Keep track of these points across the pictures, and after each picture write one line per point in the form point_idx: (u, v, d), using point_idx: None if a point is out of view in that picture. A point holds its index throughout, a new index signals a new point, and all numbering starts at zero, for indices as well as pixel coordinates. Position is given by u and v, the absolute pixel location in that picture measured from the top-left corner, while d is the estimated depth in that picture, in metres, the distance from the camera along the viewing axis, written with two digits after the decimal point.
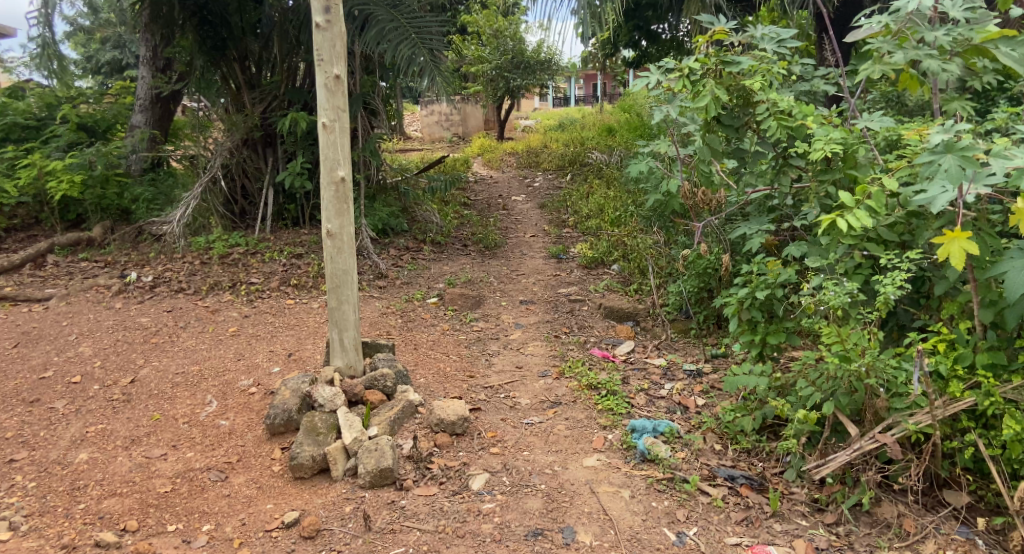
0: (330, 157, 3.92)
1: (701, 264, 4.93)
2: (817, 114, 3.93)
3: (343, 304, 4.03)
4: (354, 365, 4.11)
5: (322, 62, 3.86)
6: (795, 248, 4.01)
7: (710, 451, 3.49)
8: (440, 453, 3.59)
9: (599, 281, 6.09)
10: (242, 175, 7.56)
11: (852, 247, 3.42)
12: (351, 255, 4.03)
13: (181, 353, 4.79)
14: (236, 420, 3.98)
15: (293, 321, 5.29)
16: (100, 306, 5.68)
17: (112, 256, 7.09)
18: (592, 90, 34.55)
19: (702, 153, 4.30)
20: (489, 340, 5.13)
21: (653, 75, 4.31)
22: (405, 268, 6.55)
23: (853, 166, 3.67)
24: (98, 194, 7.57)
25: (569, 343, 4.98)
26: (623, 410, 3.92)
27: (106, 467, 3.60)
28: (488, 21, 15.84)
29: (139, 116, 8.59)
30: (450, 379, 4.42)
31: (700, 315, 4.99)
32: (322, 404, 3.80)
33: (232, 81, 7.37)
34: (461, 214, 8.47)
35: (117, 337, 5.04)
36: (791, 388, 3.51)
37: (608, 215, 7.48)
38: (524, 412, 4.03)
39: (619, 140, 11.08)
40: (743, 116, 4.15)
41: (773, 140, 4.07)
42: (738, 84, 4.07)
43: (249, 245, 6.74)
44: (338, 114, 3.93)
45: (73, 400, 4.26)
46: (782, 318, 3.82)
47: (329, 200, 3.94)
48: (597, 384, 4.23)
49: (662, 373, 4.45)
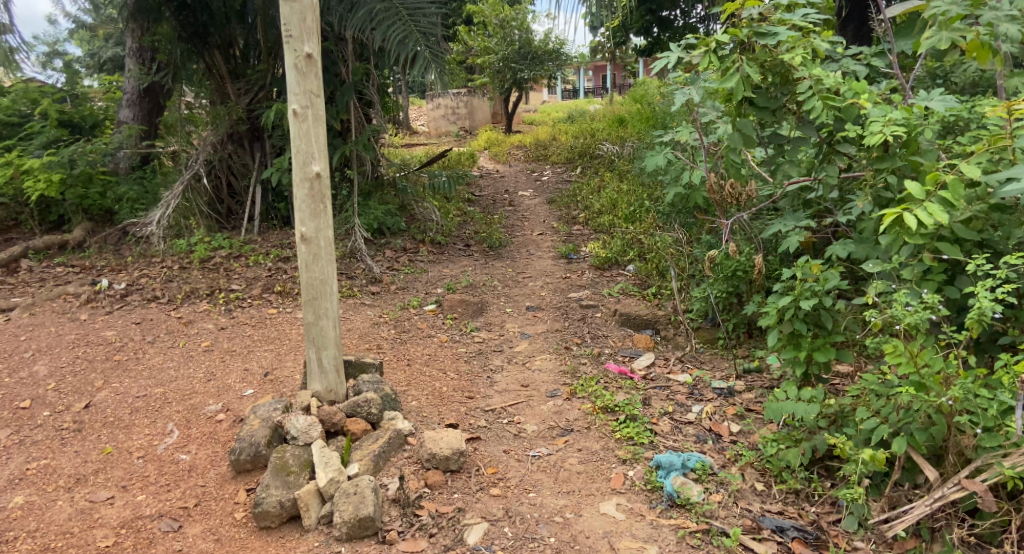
0: (303, 150, 3.38)
1: (730, 266, 4.35)
2: (869, 92, 3.35)
3: (321, 319, 3.50)
4: (335, 390, 3.57)
5: (291, 39, 3.32)
6: (842, 248, 3.48)
7: (750, 493, 2.95)
8: (431, 496, 3.07)
9: (614, 284, 5.52)
10: (228, 172, 7.07)
11: (920, 248, 2.85)
12: (329, 262, 3.50)
13: (146, 373, 4.26)
14: (198, 453, 3.46)
15: (274, 334, 4.76)
16: (64, 317, 5.17)
17: (90, 260, 6.58)
18: (602, 83, 33.95)
19: (731, 142, 3.67)
20: (492, 353, 4.60)
21: (673, 54, 3.72)
22: (401, 271, 6.02)
23: (916, 151, 3.10)
24: (79, 194, 7.08)
25: (581, 356, 4.42)
26: (645, 439, 3.37)
27: (42, 515, 3.10)
28: (494, 11, 15.28)
29: (127, 111, 8.12)
30: (445, 402, 3.88)
31: (729, 322, 4.40)
32: (294, 437, 3.27)
33: (217, 71, 6.87)
34: (463, 210, 7.91)
35: (77, 354, 4.53)
36: (848, 418, 2.95)
37: (621, 211, 6.90)
38: (530, 442, 3.49)
39: (631, 131, 10.48)
40: (780, 96, 3.54)
41: (817, 124, 3.48)
42: (775, 59, 3.46)
43: (233, 248, 6.22)
44: (310, 99, 3.38)
45: (18, 430, 3.75)
46: (831, 330, 3.26)
47: (303, 199, 3.41)
48: (614, 407, 3.68)
49: (688, 393, 3.89)
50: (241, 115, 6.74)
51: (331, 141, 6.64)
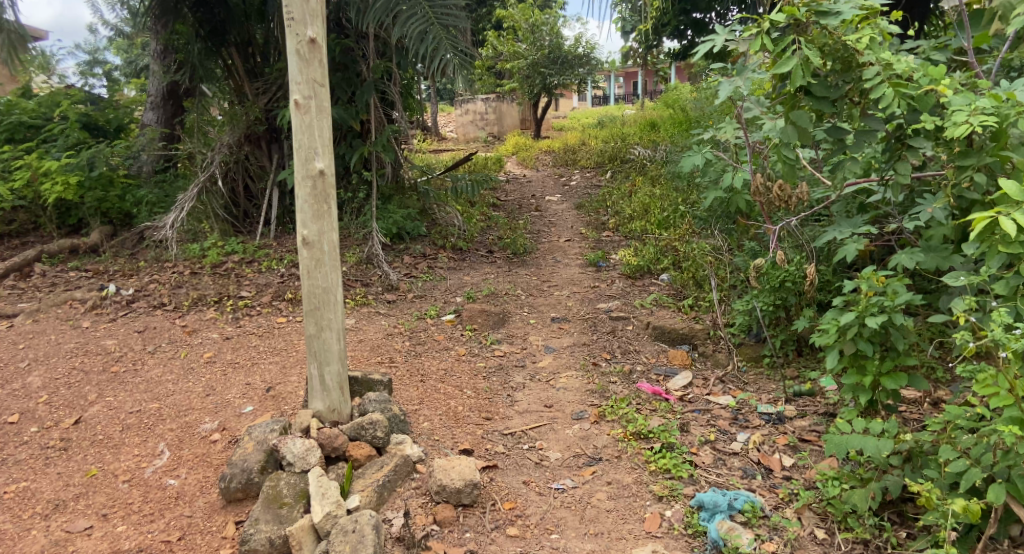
0: (306, 144, 3.05)
1: (778, 276, 3.92)
2: (949, 79, 2.93)
3: (324, 331, 3.16)
4: (338, 409, 3.23)
5: (293, 22, 2.99)
6: (909, 257, 3.17)
7: (809, 541, 2.59)
8: (440, 535, 2.74)
9: (646, 295, 5.11)
10: (245, 174, 6.78)
11: (1016, 259, 2.44)
12: (334, 269, 3.16)
13: (142, 386, 3.95)
14: (188, 478, 3.13)
15: (281, 345, 4.44)
16: (66, 325, 4.91)
17: (103, 263, 6.30)
18: (632, 89, 33.53)
19: (784, 136, 3.25)
20: (513, 368, 4.22)
21: (718, 37, 3.31)
22: (419, 278, 5.69)
23: (1006, 146, 2.69)
24: (98, 197, 6.85)
25: (610, 374, 4.02)
26: (683, 473, 2.99)
27: (13, 547, 2.80)
28: (524, 16, 15.00)
29: (151, 113, 7.91)
30: (460, 424, 3.52)
31: (776, 339, 3.97)
32: (290, 463, 2.94)
33: (236, 71, 6.61)
34: (487, 215, 7.58)
35: (73, 365, 4.25)
36: (926, 457, 2.53)
37: (654, 216, 6.48)
38: (553, 473, 3.13)
39: (664, 135, 10.07)
40: (842, 84, 3.11)
41: (886, 115, 3.05)
42: (838, 43, 3.04)
43: (246, 252, 5.91)
44: (314, 88, 3.05)
45: (2, 447, 3.45)
46: (902, 352, 2.85)
47: (305, 198, 3.08)
48: (648, 434, 3.29)
49: (731, 418, 3.48)
50: (259, 115, 6.47)
51: (351, 142, 6.36)
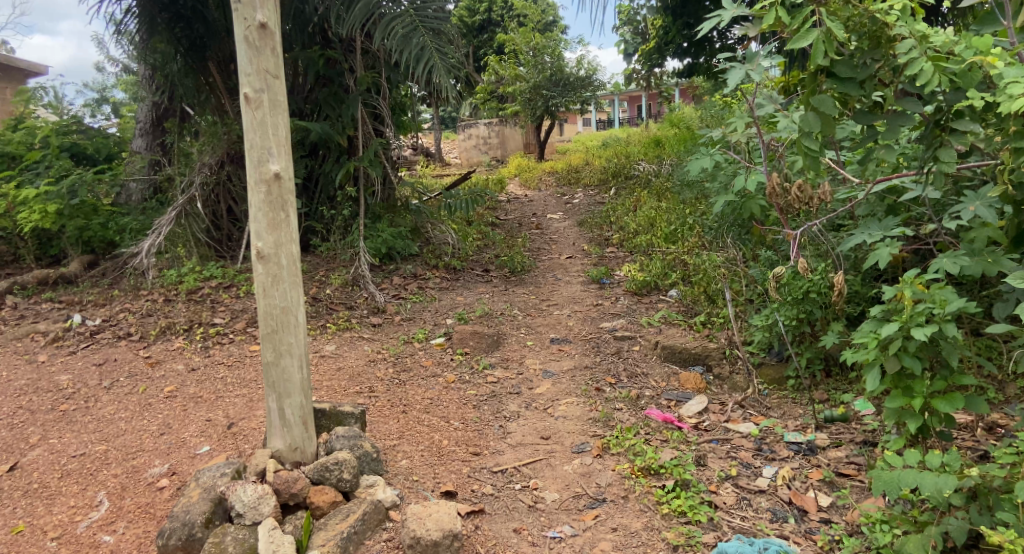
0: (258, 144, 2.67)
1: (801, 287, 3.46)
2: (999, 51, 2.51)
3: (282, 357, 2.75)
4: (300, 448, 2.81)
5: (241, 5, 2.63)
6: (953, 261, 2.74)
7: None
8: None
9: (654, 312, 4.68)
10: (227, 195, 6.42)
11: None
12: (293, 286, 2.75)
13: (91, 426, 3.54)
14: (126, 533, 2.70)
15: (250, 376, 4.03)
16: (22, 360, 4.53)
17: (76, 293, 5.94)
18: (635, 112, 33.37)
19: (805, 126, 2.82)
20: (506, 396, 3.79)
21: (726, 12, 2.90)
22: (408, 300, 5.28)
23: None
24: (77, 225, 6.43)
25: (616, 401, 3.57)
26: (701, 518, 2.54)
27: None
28: (525, 39, 14.74)
29: (139, 140, 7.49)
30: (443, 461, 3.09)
31: (801, 358, 3.53)
32: (240, 514, 2.54)
33: (217, 89, 6.19)
34: (484, 232, 7.19)
35: (20, 403, 3.85)
36: (996, 497, 2.09)
37: (661, 229, 6.05)
38: (548, 518, 2.68)
39: (670, 150, 9.69)
40: (871, 62, 2.68)
41: (924, 95, 2.63)
42: (865, 15, 2.63)
43: (226, 276, 5.47)
44: (266, 81, 2.67)
45: None
46: (957, 373, 2.40)
47: (258, 206, 2.69)
48: (658, 469, 2.85)
49: (754, 449, 3.04)
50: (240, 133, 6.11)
51: (336, 158, 5.99)
